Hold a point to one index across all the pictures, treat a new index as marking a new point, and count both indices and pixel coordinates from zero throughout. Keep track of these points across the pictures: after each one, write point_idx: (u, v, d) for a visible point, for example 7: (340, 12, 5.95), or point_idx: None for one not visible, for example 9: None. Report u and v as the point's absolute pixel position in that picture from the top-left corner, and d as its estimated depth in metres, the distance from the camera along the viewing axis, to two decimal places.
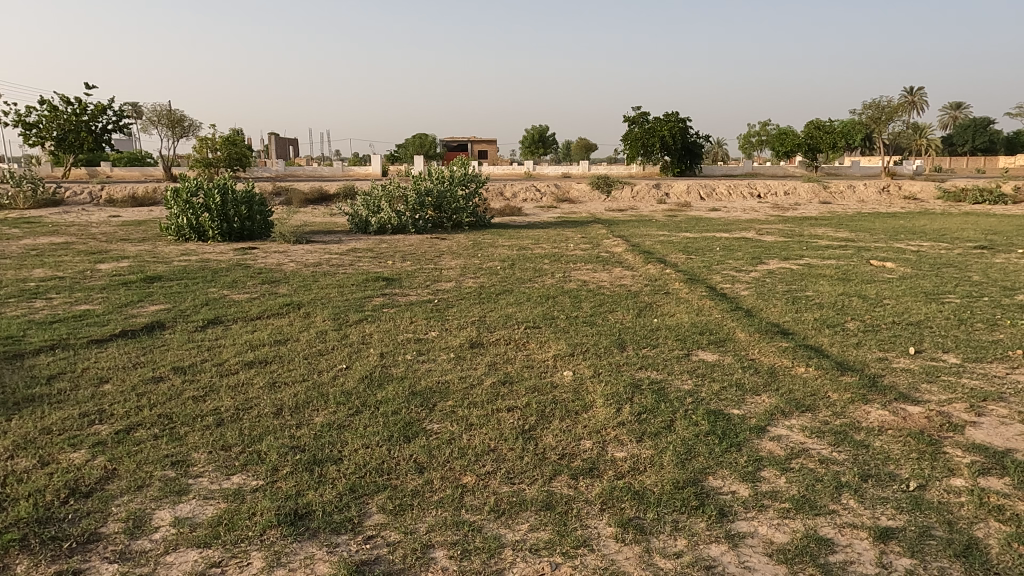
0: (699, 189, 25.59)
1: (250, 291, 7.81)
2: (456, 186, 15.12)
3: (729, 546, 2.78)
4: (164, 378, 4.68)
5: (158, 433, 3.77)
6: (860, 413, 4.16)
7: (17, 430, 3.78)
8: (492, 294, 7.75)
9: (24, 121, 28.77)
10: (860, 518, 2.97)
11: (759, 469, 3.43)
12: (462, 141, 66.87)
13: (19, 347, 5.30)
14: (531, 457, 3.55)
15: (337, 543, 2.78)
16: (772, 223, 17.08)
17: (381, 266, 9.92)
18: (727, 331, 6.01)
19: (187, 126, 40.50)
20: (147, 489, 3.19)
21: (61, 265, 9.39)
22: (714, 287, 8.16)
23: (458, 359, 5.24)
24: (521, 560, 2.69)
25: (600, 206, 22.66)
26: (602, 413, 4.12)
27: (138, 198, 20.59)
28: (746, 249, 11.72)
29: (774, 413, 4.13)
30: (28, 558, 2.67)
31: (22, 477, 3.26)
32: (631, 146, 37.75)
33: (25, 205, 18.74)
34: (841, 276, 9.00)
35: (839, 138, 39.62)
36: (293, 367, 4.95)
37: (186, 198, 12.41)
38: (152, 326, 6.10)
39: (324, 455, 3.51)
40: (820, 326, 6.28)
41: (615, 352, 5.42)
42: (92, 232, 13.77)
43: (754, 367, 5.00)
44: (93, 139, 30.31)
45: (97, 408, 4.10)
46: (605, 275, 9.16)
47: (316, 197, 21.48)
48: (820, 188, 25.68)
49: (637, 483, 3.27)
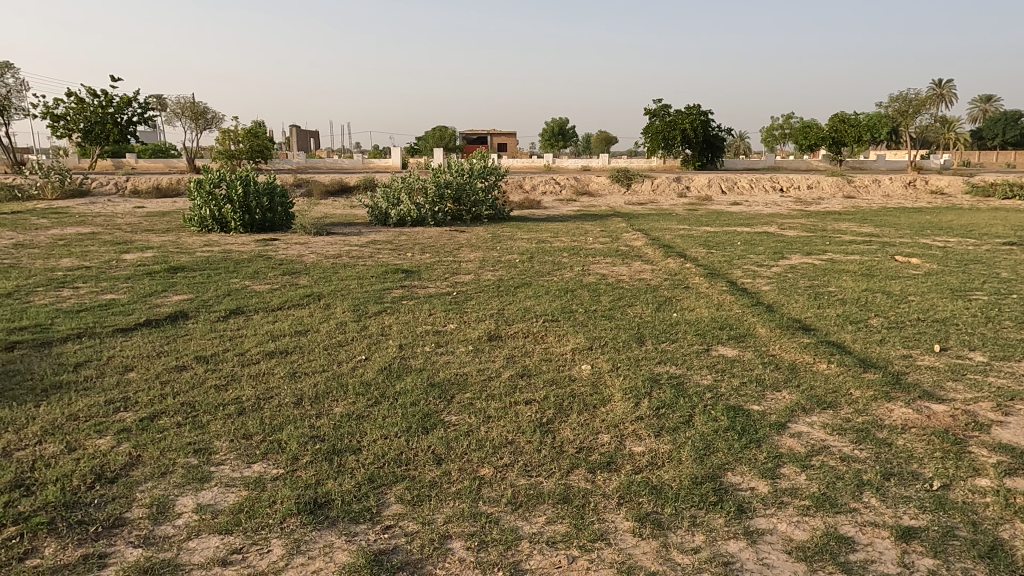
0: (720, 182, 25.29)
1: (272, 282, 7.89)
2: (475, 178, 15.13)
3: (748, 542, 2.76)
4: (188, 367, 4.76)
5: (182, 421, 3.83)
6: (883, 411, 4.10)
7: (45, 416, 3.85)
8: (510, 287, 7.75)
9: (51, 112, 29.36)
10: (882, 517, 2.93)
11: (779, 466, 3.40)
12: (481, 133, 67.05)
13: (47, 334, 5.41)
14: (548, 450, 3.56)
15: (356, 533, 2.81)
16: (795, 217, 16.85)
17: (401, 259, 9.93)
18: (748, 326, 5.95)
19: (209, 119, 40.73)
20: (170, 476, 3.25)
21: (88, 255, 9.55)
22: (735, 282, 8.09)
23: (476, 351, 5.26)
24: (538, 553, 2.69)
25: (620, 199, 22.63)
26: (620, 407, 4.12)
27: (162, 190, 20.90)
28: (768, 243, 11.60)
29: (794, 410, 4.08)
30: (55, 541, 2.72)
31: (50, 462, 3.33)
32: (652, 139, 37.30)
33: (52, 196, 19.07)
34: (864, 271, 8.87)
35: (864, 131, 39.20)
36: (313, 358, 5.00)
37: (209, 189, 12.55)
38: (176, 315, 6.19)
39: (343, 445, 3.54)
40: (843, 322, 6.19)
41: (633, 347, 5.39)
42: (118, 222, 14.00)
43: (775, 363, 4.95)
44: (118, 131, 30.70)
45: (122, 395, 4.18)
46: (624, 269, 9.10)
47: (336, 189, 21.70)
48: (844, 183, 25.33)
49: (655, 478, 3.26)
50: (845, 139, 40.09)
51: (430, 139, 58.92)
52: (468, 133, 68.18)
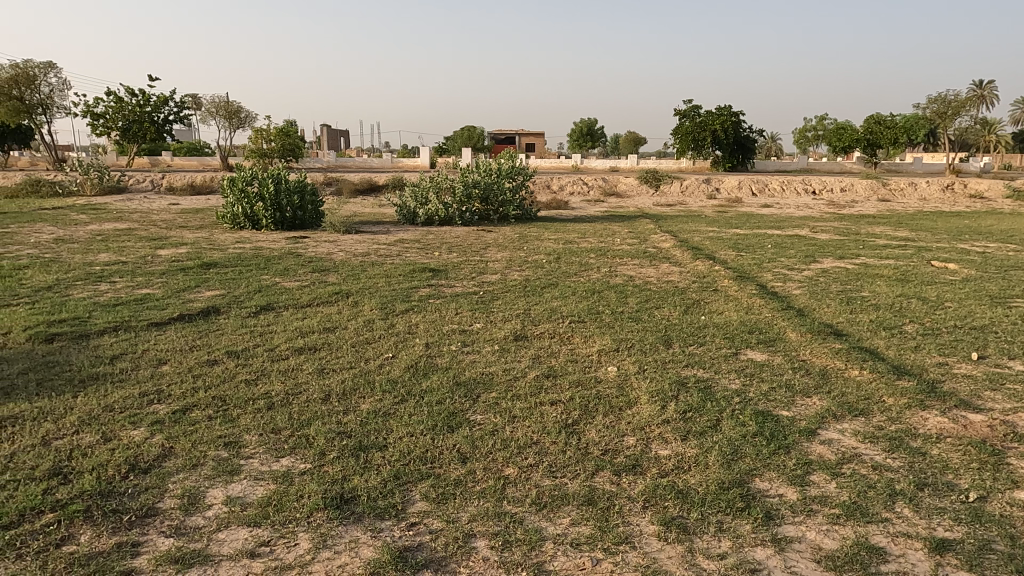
0: (751, 184, 24.95)
1: (301, 279, 8.00)
2: (503, 178, 15.15)
3: (775, 550, 2.72)
4: (219, 362, 4.84)
5: (213, 414, 3.90)
6: (917, 419, 4.00)
7: (82, 406, 3.96)
8: (537, 287, 7.75)
9: (92, 111, 30.14)
10: (915, 528, 2.86)
11: (809, 473, 3.34)
12: (510, 133, 67.13)
13: (85, 327, 5.56)
14: (573, 451, 3.55)
15: (381, 529, 2.83)
16: (827, 221, 16.55)
17: (428, 258, 9.98)
18: (778, 331, 5.86)
19: (243, 118, 41.41)
20: (201, 468, 3.31)
21: (125, 251, 9.79)
22: (765, 285, 7.97)
23: (502, 351, 5.26)
24: (562, 553, 2.68)
25: (648, 200, 22.46)
26: (646, 409, 4.08)
27: (196, 187, 21.32)
28: (799, 247, 11.41)
29: (825, 416, 4.01)
30: (90, 528, 2.80)
31: (87, 451, 3.42)
32: (681, 140, 36.93)
33: (92, 192, 19.58)
34: (899, 276, 8.67)
35: (900, 133, 38.30)
36: (341, 355, 5.06)
37: (241, 187, 12.77)
38: (208, 311, 6.31)
39: (369, 442, 3.58)
40: (876, 327, 6.06)
41: (660, 349, 5.35)
42: (154, 219, 14.31)
43: (805, 369, 4.87)
44: (155, 130, 31.40)
45: (155, 388, 4.28)
46: (651, 271, 9.03)
47: (365, 188, 21.90)
48: (878, 186, 24.80)
49: (681, 482, 3.23)
50: (880, 141, 39.22)
51: (459, 138, 59.22)
52: (496, 133, 68.26)
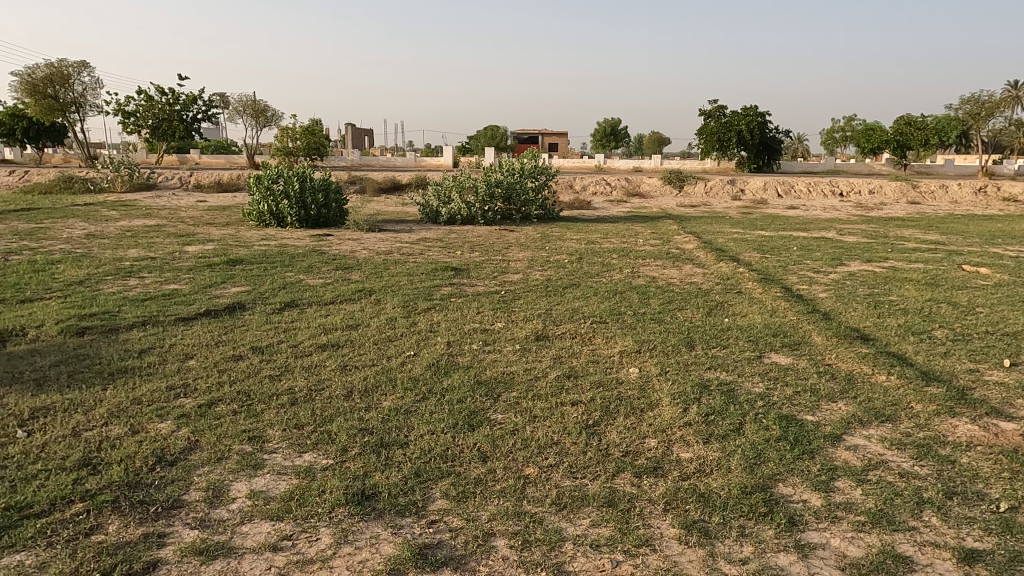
0: (777, 185, 24.65)
1: (325, 277, 8.07)
2: (526, 178, 15.13)
3: (799, 556, 2.69)
4: (244, 357, 4.91)
5: (238, 409, 3.96)
6: (946, 426, 3.92)
7: (111, 398, 4.04)
8: (559, 287, 7.73)
9: (123, 109, 30.73)
10: (943, 537, 2.81)
11: (834, 479, 3.29)
12: (533, 133, 67.12)
13: (114, 321, 5.67)
14: (594, 452, 3.54)
15: (401, 526, 2.85)
16: (854, 223, 16.29)
17: (450, 256, 10.02)
18: (803, 334, 5.78)
19: (269, 117, 41.91)
20: (226, 461, 3.36)
21: (154, 247, 9.97)
22: (790, 288, 7.87)
23: (524, 351, 5.26)
24: (582, 555, 2.68)
25: (672, 201, 22.32)
26: (668, 412, 4.05)
27: (223, 185, 21.63)
28: (826, 249, 11.25)
29: (850, 422, 3.95)
30: (118, 518, 2.85)
31: (115, 443, 3.49)
32: (706, 141, 36.62)
33: (122, 188, 19.95)
34: (928, 281, 8.50)
35: (931, 134, 37.54)
36: (364, 352, 5.09)
37: (267, 184, 12.93)
38: (234, 306, 6.40)
39: (391, 439, 3.60)
40: (904, 332, 5.95)
41: (683, 351, 5.31)
42: (182, 216, 14.55)
43: (831, 373, 4.80)
44: (184, 128, 31.94)
45: (182, 382, 4.35)
46: (675, 272, 8.97)
47: (389, 186, 22.04)
48: (908, 188, 24.36)
49: (703, 486, 3.20)
50: (910, 142, 38.48)
51: (482, 138, 59.34)
52: (519, 133, 68.27)
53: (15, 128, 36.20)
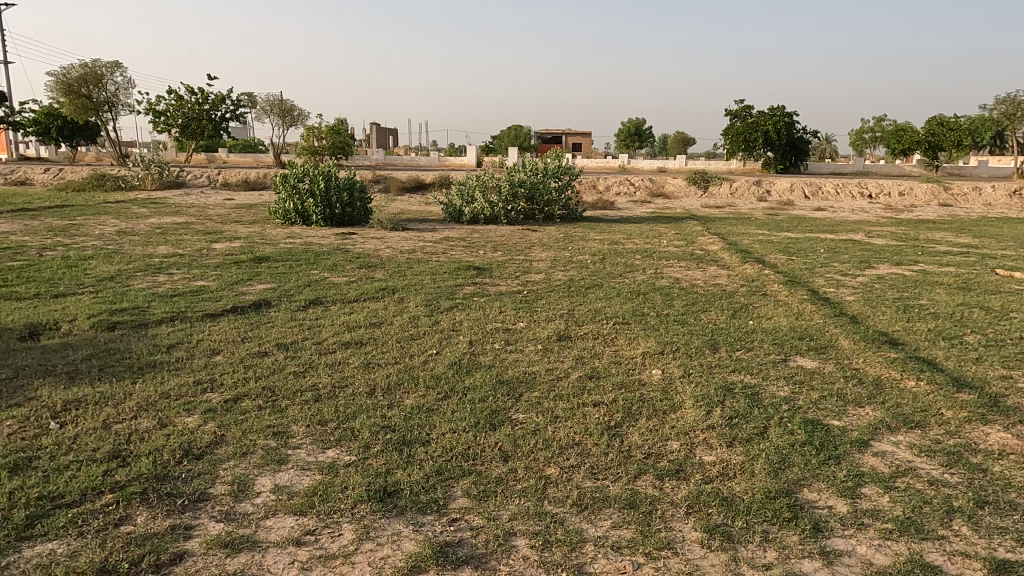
0: (804, 186, 24.32)
1: (349, 275, 8.14)
2: (549, 178, 15.11)
3: (824, 563, 2.65)
4: (269, 353, 4.98)
5: (263, 405, 4.01)
6: (977, 434, 3.84)
7: (140, 392, 4.12)
8: (581, 287, 7.71)
9: (154, 109, 31.32)
10: (973, 547, 2.75)
11: (860, 485, 3.24)
12: (557, 133, 67.04)
13: (143, 317, 5.78)
14: (615, 453, 3.52)
15: (423, 523, 2.87)
16: (883, 225, 16.00)
17: (473, 256, 10.04)
18: (830, 338, 5.69)
19: (296, 116, 42.38)
20: (251, 456, 3.41)
21: (182, 244, 10.14)
22: (817, 291, 7.76)
23: (545, 351, 5.26)
24: (602, 556, 2.67)
25: (696, 202, 22.13)
26: (691, 414, 4.02)
27: (250, 183, 21.93)
28: (854, 252, 11.07)
29: (878, 428, 3.88)
30: (146, 510, 2.91)
31: (144, 435, 3.56)
32: (732, 141, 36.24)
33: (152, 186, 20.33)
34: (960, 285, 8.32)
35: (964, 135, 36.73)
36: (387, 350, 5.13)
37: (293, 183, 13.09)
38: (260, 303, 6.49)
39: (413, 436, 3.62)
40: (934, 337, 5.83)
41: (707, 353, 5.26)
42: (210, 213, 14.79)
43: (859, 378, 4.71)
44: (213, 127, 32.45)
45: (209, 377, 4.43)
46: (699, 273, 8.89)
47: (413, 186, 22.17)
48: (939, 191, 23.86)
49: (726, 490, 3.17)
50: (942, 143, 37.66)
51: (506, 137, 59.40)
52: (543, 133, 68.21)
53: (50, 127, 37.09)
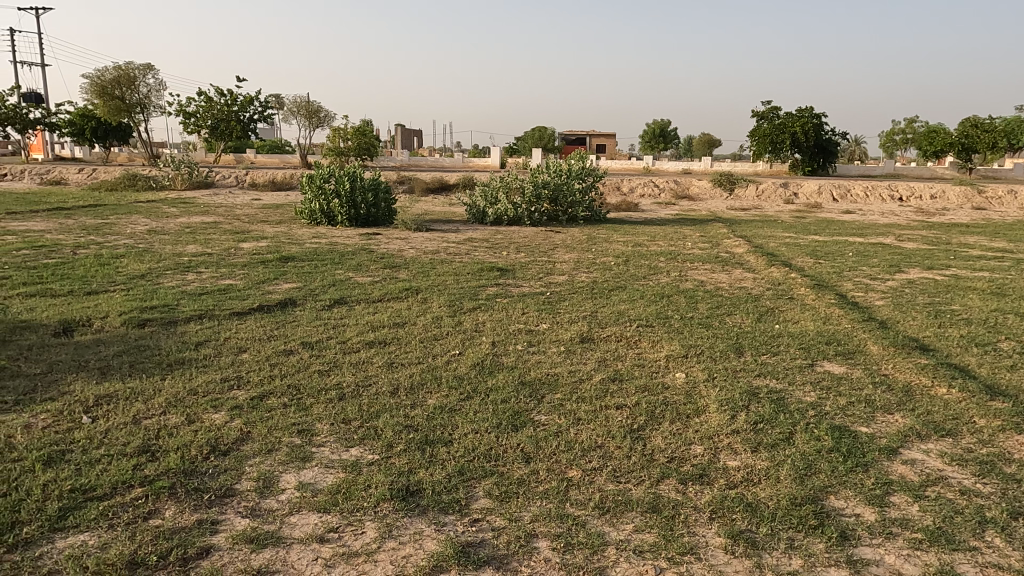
0: (832, 189, 23.95)
1: (373, 275, 8.21)
2: (573, 179, 15.07)
3: (851, 572, 2.60)
4: (294, 352, 5.04)
5: (288, 402, 4.06)
6: (1012, 443, 3.74)
7: (169, 388, 4.20)
8: (605, 289, 7.68)
9: (184, 110, 31.89)
10: (1006, 559, 2.68)
11: (889, 494, 3.18)
12: (581, 134, 66.87)
13: (173, 314, 5.89)
14: (638, 456, 3.50)
15: (445, 523, 2.88)
16: (914, 229, 15.69)
17: (496, 257, 10.05)
18: (858, 343, 5.59)
19: (322, 118, 42.84)
20: (276, 453, 3.45)
21: (211, 243, 10.31)
22: (845, 295, 7.63)
23: (568, 353, 5.24)
24: (624, 559, 2.65)
25: (722, 204, 21.91)
26: (715, 418, 3.98)
27: (277, 183, 22.22)
28: (883, 256, 10.86)
29: (908, 435, 3.80)
30: (174, 504, 2.96)
31: (172, 431, 3.62)
32: (759, 142, 35.81)
33: (182, 186, 20.70)
34: (994, 290, 8.12)
35: (999, 137, 35.82)
36: (410, 350, 5.16)
37: (319, 184, 13.23)
38: (285, 302, 6.57)
39: (435, 436, 3.64)
40: (967, 343, 5.69)
41: (731, 357, 5.20)
42: (237, 213, 15.02)
43: (888, 384, 4.62)
44: (241, 128, 32.93)
45: (236, 374, 4.49)
46: (724, 276, 8.80)
47: (437, 187, 22.27)
48: (973, 194, 23.31)
49: (750, 495, 3.13)
50: (976, 145, 36.77)
51: (530, 139, 59.39)
52: (567, 134, 68.08)
53: (85, 129, 37.95)
